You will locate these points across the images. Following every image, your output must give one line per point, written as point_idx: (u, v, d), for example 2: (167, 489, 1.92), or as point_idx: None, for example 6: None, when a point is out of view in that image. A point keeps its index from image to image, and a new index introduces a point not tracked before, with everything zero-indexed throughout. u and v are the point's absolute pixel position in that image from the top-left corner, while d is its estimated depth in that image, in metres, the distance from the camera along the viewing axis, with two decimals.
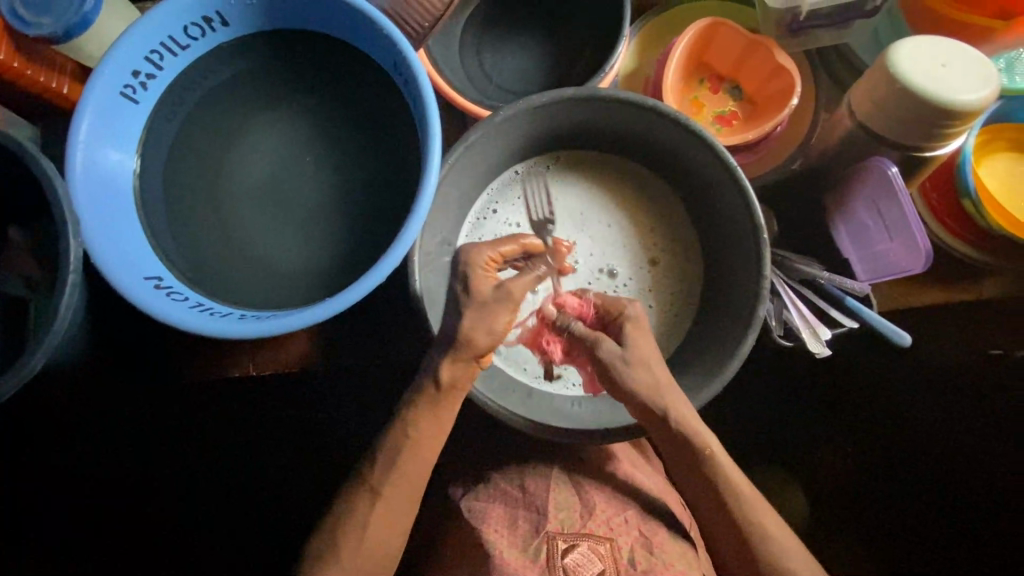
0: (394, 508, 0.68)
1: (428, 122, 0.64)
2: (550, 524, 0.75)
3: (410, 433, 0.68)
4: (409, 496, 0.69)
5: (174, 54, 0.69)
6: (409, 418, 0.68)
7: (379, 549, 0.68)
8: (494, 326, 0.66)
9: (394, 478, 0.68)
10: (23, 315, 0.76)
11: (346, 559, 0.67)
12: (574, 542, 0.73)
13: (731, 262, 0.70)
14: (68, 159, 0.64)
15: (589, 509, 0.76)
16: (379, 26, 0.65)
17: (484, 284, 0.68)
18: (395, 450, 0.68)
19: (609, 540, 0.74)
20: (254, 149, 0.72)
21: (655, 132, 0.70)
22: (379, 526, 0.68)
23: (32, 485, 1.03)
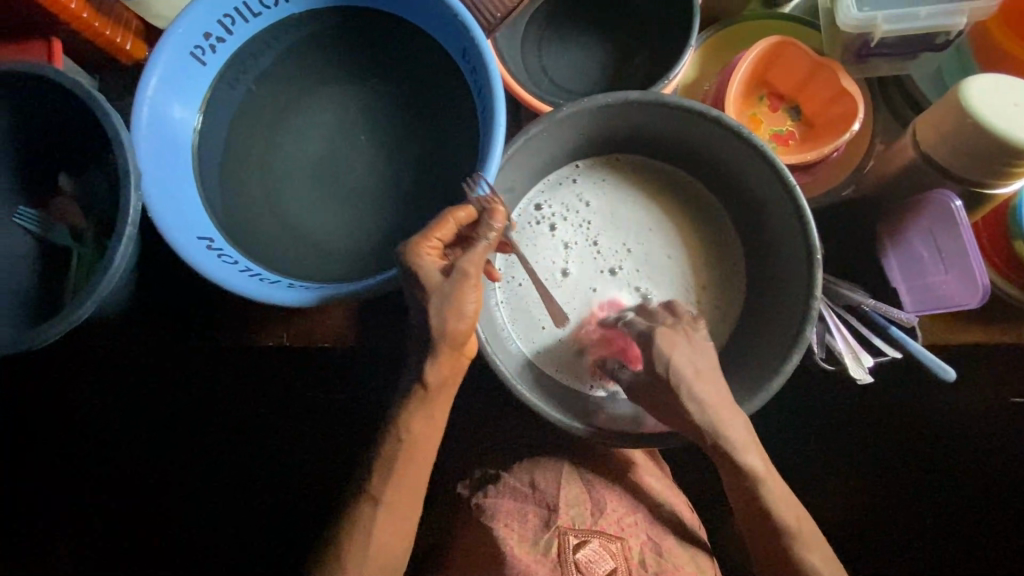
0: (401, 506, 0.68)
1: (494, 110, 0.64)
2: (561, 518, 0.75)
3: (402, 437, 0.66)
4: (410, 500, 0.68)
5: (245, 20, 0.70)
6: (403, 424, 0.65)
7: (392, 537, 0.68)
8: (464, 313, 0.60)
9: (402, 482, 0.67)
10: (65, 263, 0.76)
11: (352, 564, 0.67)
12: (586, 538, 0.74)
13: (779, 281, 0.69)
14: (134, 112, 0.64)
15: (600, 508, 0.77)
16: (453, 11, 0.66)
17: (436, 277, 0.60)
18: (391, 459, 0.67)
19: (620, 538, 0.75)
20: (310, 122, 0.73)
21: (713, 144, 0.70)
22: (386, 518, 0.67)
23: (31, 484, 1.08)
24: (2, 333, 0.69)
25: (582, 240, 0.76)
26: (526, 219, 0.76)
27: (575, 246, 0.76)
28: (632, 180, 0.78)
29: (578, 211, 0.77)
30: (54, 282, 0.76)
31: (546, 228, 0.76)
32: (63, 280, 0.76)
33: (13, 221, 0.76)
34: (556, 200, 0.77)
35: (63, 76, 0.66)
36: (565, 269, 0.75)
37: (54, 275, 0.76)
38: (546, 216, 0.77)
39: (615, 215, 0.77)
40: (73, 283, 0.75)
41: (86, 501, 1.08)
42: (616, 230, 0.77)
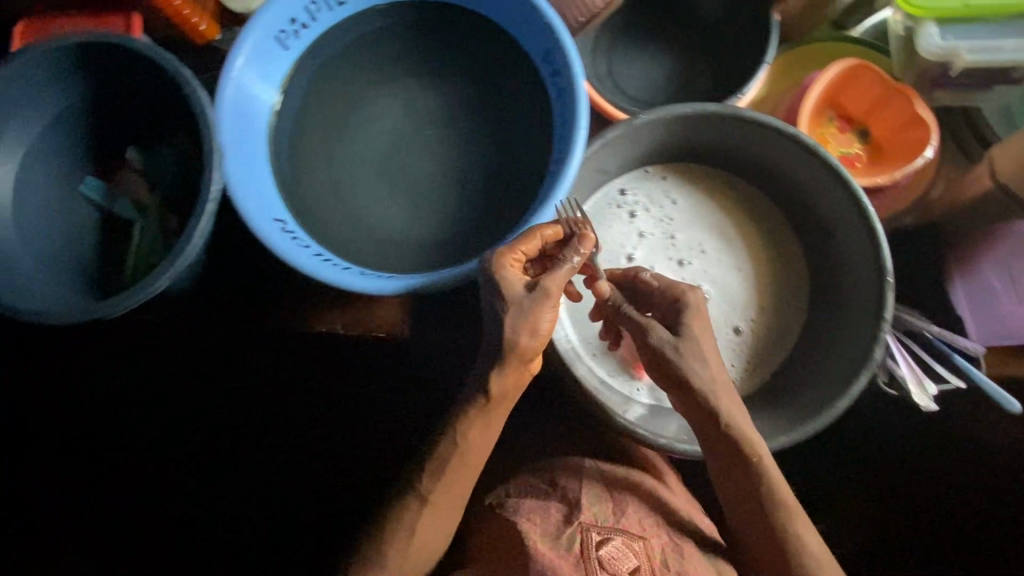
0: (445, 504, 0.66)
1: (576, 111, 0.64)
2: (582, 516, 0.69)
3: (457, 442, 0.64)
4: (453, 504, 0.67)
5: (330, 8, 0.70)
6: (457, 431, 0.63)
7: (428, 538, 0.67)
8: (539, 330, 0.59)
9: (444, 483, 0.65)
10: (126, 234, 0.76)
11: (388, 558, 0.66)
12: (607, 535, 0.68)
13: (846, 303, 0.69)
14: (219, 90, 0.65)
15: (623, 508, 0.71)
16: (541, 13, 0.66)
17: (517, 291, 0.59)
18: (437, 465, 0.65)
19: (643, 538, 0.68)
20: (382, 112, 0.73)
21: (781, 159, 0.71)
22: (432, 518, 0.66)
23: (31, 485, 1.04)
24: (66, 300, 0.69)
25: (659, 234, 0.75)
26: (609, 197, 0.75)
27: (650, 237, 0.75)
28: (713, 188, 0.78)
29: (659, 202, 0.76)
30: (115, 257, 0.75)
31: (626, 214, 0.75)
32: (122, 253, 0.75)
33: (78, 192, 0.75)
34: (643, 190, 0.76)
35: (148, 49, 0.66)
36: (631, 257, 0.74)
37: (114, 247, 0.75)
38: (629, 203, 0.76)
39: (698, 218, 0.76)
40: (134, 256, 0.74)
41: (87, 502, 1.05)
42: (694, 231, 0.76)
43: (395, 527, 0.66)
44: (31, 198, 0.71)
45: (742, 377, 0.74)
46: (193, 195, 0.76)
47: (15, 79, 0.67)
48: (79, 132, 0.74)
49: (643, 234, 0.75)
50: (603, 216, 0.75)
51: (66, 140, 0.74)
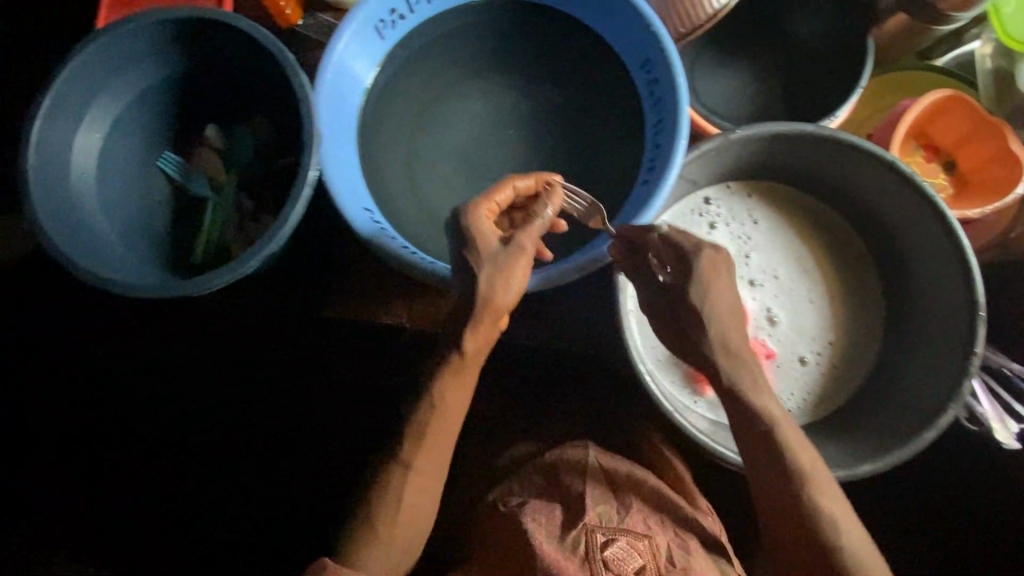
0: (425, 480, 0.59)
1: (677, 121, 0.64)
2: (585, 515, 0.63)
3: (435, 404, 0.58)
4: (432, 474, 0.60)
5: (429, 1, 0.70)
6: (434, 393, 0.58)
7: (415, 513, 0.60)
8: (513, 284, 0.55)
9: (425, 446, 0.59)
10: (200, 212, 0.74)
11: (378, 529, 0.58)
12: (612, 536, 0.62)
13: (931, 337, 0.68)
14: (319, 75, 0.64)
15: (626, 507, 0.65)
16: (646, 21, 0.65)
17: (492, 243, 0.55)
18: (420, 433, 0.59)
19: (648, 537, 0.63)
20: (468, 109, 0.73)
21: (866, 185, 0.70)
22: (412, 490, 0.59)
23: (31, 484, 0.92)
24: (143, 272, 0.67)
25: (736, 249, 0.74)
26: (690, 206, 0.75)
27: (725, 252, 0.74)
28: (793, 213, 0.76)
29: (738, 219, 0.75)
30: (186, 233, 0.74)
31: (705, 224, 0.74)
32: (194, 230, 0.74)
33: (157, 166, 0.74)
34: (725, 203, 0.75)
35: (254, 32, 0.66)
36: None
37: (187, 224, 0.74)
38: (710, 213, 0.75)
39: (777, 242, 0.75)
40: (207, 234, 0.73)
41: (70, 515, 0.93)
42: (769, 253, 0.75)
43: (380, 498, 0.59)
44: (114, 169, 0.71)
45: (813, 402, 0.73)
46: (273, 178, 0.75)
47: (116, 48, 0.67)
48: (165, 106, 0.74)
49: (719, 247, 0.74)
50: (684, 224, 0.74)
51: (151, 113, 0.73)
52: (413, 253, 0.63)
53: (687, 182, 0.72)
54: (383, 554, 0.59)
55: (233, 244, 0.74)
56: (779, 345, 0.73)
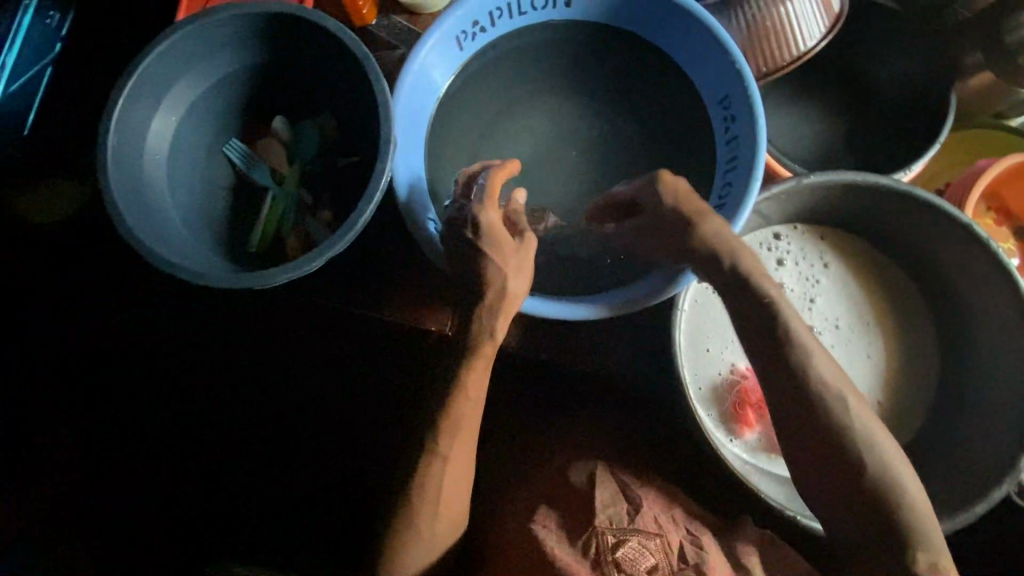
0: (454, 470, 0.61)
1: (753, 160, 0.63)
2: (595, 518, 0.61)
3: (468, 393, 0.59)
4: (463, 465, 0.62)
5: (512, 16, 0.70)
6: (466, 386, 0.59)
7: (451, 507, 0.62)
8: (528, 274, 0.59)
9: (459, 436, 0.60)
10: (259, 202, 0.75)
11: (423, 523, 0.61)
12: (622, 536, 0.60)
13: (990, 408, 0.66)
14: (398, 79, 0.64)
15: (636, 507, 0.64)
16: (731, 56, 0.64)
17: (511, 243, 0.57)
18: (454, 428, 0.60)
19: (660, 535, 0.62)
20: (537, 126, 0.73)
21: (937, 244, 0.69)
22: (448, 493, 0.61)
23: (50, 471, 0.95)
24: (201, 259, 0.68)
25: (800, 291, 0.73)
26: (757, 241, 0.73)
27: (789, 291, 0.73)
28: (861, 263, 0.75)
29: (805, 259, 0.74)
30: (244, 221, 0.74)
31: (773, 260, 0.73)
32: (251, 220, 0.74)
33: (223, 153, 0.74)
34: (797, 242, 0.74)
35: (340, 33, 0.67)
36: None
37: (244, 213, 0.75)
38: (779, 249, 0.74)
39: (843, 289, 0.74)
40: (265, 225, 0.74)
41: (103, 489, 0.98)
42: (833, 298, 0.73)
43: (421, 491, 0.60)
44: (185, 152, 0.72)
45: None
46: (334, 176, 0.76)
47: (201, 35, 0.67)
48: (239, 95, 0.74)
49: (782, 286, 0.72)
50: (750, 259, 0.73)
51: (225, 101, 0.74)
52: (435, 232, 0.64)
53: (757, 217, 0.71)
54: (427, 546, 0.62)
55: (290, 237, 0.74)
56: None
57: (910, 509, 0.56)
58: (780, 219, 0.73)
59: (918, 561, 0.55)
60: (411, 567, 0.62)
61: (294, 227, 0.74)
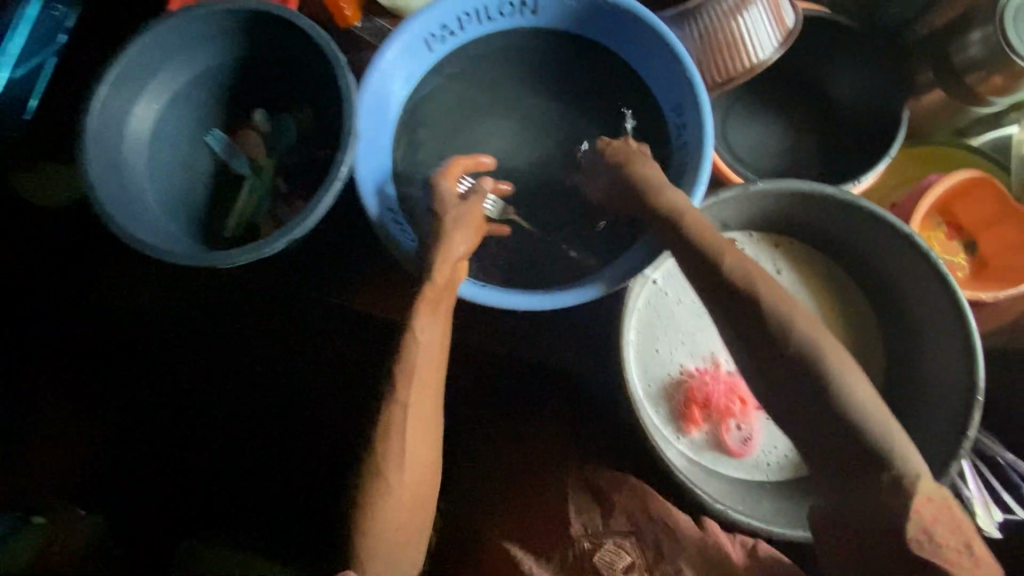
0: (419, 420, 0.59)
1: (700, 165, 0.65)
2: (570, 527, 0.65)
3: (419, 337, 0.60)
4: (425, 419, 0.59)
5: (479, 21, 0.73)
6: (416, 329, 0.60)
7: (417, 465, 0.59)
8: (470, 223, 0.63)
9: (417, 383, 0.59)
10: (235, 190, 0.78)
11: (390, 479, 0.58)
12: (598, 540, 0.63)
13: (928, 417, 0.68)
14: (364, 77, 0.67)
15: (609, 509, 0.66)
16: (684, 66, 0.66)
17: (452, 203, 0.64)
18: (410, 371, 0.59)
19: (636, 534, 0.64)
20: (501, 126, 0.75)
21: (882, 254, 0.71)
22: (412, 448, 0.59)
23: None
24: (174, 239, 0.71)
25: None
26: None
27: None
28: (814, 271, 0.77)
29: (757, 265, 0.76)
30: (221, 208, 0.78)
31: None
32: (228, 206, 0.78)
33: (203, 141, 0.78)
34: (751, 248, 0.77)
35: (311, 30, 0.70)
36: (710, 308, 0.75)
37: (221, 199, 0.78)
38: None
39: (795, 297, 0.76)
40: (240, 211, 0.77)
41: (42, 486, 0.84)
42: None
43: (385, 445, 0.58)
44: (165, 140, 0.76)
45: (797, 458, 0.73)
46: (308, 168, 0.79)
47: (182, 29, 0.71)
48: (220, 87, 0.78)
49: None
50: None
51: (207, 92, 0.78)
52: (394, 223, 0.67)
53: (710, 222, 0.73)
54: (396, 512, 0.58)
55: (263, 224, 0.77)
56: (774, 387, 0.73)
57: (867, 427, 0.50)
58: (734, 225, 0.76)
59: (883, 482, 0.48)
60: (383, 537, 0.58)
61: (268, 215, 0.78)
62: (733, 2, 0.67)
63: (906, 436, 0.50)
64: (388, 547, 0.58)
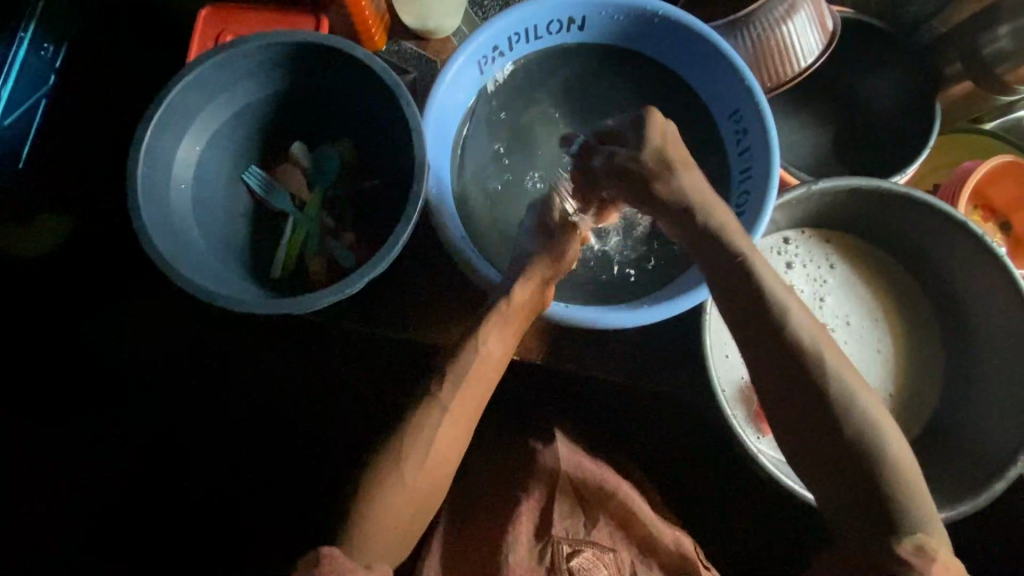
0: (457, 422, 0.58)
1: (768, 168, 0.66)
2: (552, 528, 0.67)
3: (479, 349, 0.60)
4: (458, 430, 0.58)
5: (526, 41, 0.73)
6: (478, 341, 0.60)
7: (437, 467, 0.57)
8: (564, 248, 0.65)
9: (464, 389, 0.58)
10: (281, 226, 0.76)
11: (406, 473, 0.56)
12: (576, 547, 0.66)
13: (996, 393, 0.71)
14: (426, 104, 0.67)
15: (593, 521, 0.69)
16: (739, 74, 0.67)
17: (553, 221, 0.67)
18: (463, 371, 0.59)
19: (613, 550, 0.68)
20: (556, 143, 0.75)
21: (934, 241, 0.73)
22: (442, 447, 0.57)
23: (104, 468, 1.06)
24: (223, 281, 0.67)
25: (811, 291, 0.77)
26: (769, 246, 0.77)
27: (801, 293, 0.77)
28: (865, 263, 0.79)
29: (813, 261, 0.78)
30: (266, 246, 0.75)
31: (784, 263, 0.77)
32: (273, 244, 0.75)
33: (241, 179, 0.75)
34: (804, 245, 0.78)
35: (369, 60, 0.68)
36: None
37: (267, 239, 0.75)
38: (788, 253, 0.78)
39: (851, 288, 0.78)
40: (290, 250, 0.74)
41: (113, 471, 1.06)
42: (841, 297, 0.78)
43: (413, 441, 0.56)
44: (208, 180, 0.72)
45: None
46: (356, 199, 0.77)
47: (223, 66, 0.68)
48: (258, 121, 0.75)
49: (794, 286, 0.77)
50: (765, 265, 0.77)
51: (246, 127, 0.74)
52: (476, 255, 0.66)
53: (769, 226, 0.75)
54: (403, 502, 0.56)
55: (312, 260, 0.74)
56: None
57: (907, 506, 0.51)
58: (787, 225, 0.78)
59: (903, 542, 0.50)
60: (380, 523, 0.55)
61: (319, 251, 0.75)
62: (781, 9, 0.69)
63: (938, 522, 0.52)
64: (384, 540, 0.56)
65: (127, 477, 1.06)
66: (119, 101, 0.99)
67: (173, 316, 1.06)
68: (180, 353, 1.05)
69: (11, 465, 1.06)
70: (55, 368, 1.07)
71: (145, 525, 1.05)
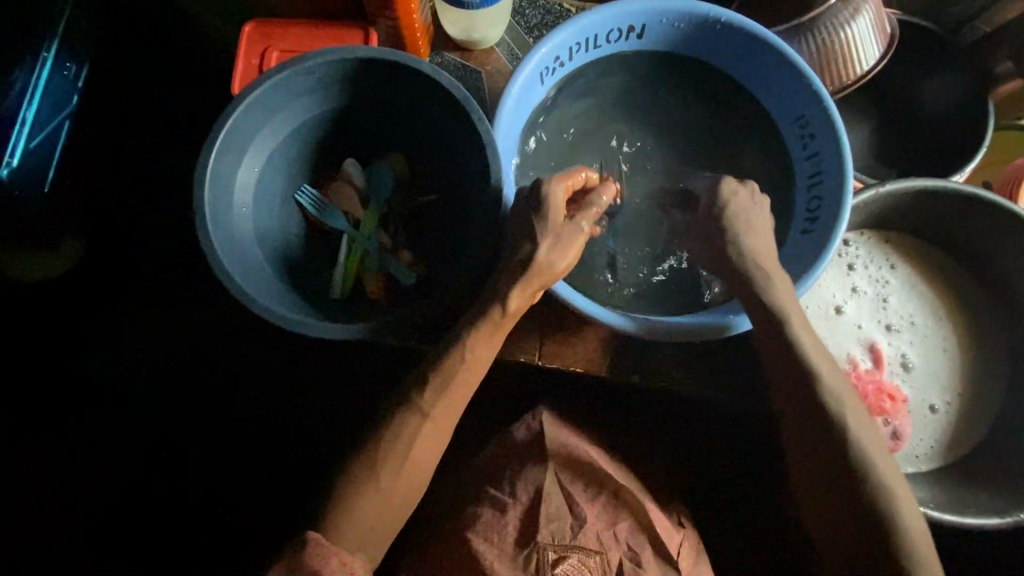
0: (436, 424, 0.60)
1: (840, 172, 0.66)
2: (539, 533, 0.64)
3: (465, 356, 0.60)
4: (438, 436, 0.61)
5: (586, 50, 0.71)
6: (466, 346, 0.60)
7: (415, 467, 0.60)
8: (568, 251, 0.61)
9: (446, 393, 0.60)
10: (335, 241, 0.74)
11: (384, 472, 0.59)
12: (564, 552, 0.63)
13: None
14: (495, 118, 0.65)
15: (580, 521, 0.66)
16: (806, 79, 0.67)
17: (560, 218, 0.62)
18: (447, 380, 0.60)
19: (600, 553, 0.64)
20: (618, 153, 0.75)
21: (993, 240, 0.74)
22: (420, 456, 0.60)
23: (103, 471, 1.01)
24: (286, 303, 0.65)
25: (873, 293, 0.77)
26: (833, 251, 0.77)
27: (864, 294, 0.77)
28: (921, 262, 0.79)
29: (874, 263, 0.78)
30: (322, 265, 0.73)
31: (845, 265, 0.77)
32: (330, 263, 0.74)
33: (295, 199, 0.73)
34: (863, 246, 0.78)
35: (435, 75, 0.65)
36: (840, 310, 0.76)
37: (325, 259, 0.74)
38: (849, 255, 0.78)
39: (910, 288, 0.78)
40: (349, 271, 0.72)
41: (111, 476, 1.01)
42: (903, 297, 0.78)
43: (393, 443, 0.59)
44: (263, 203, 0.70)
45: (942, 451, 0.75)
46: (409, 214, 0.76)
47: (283, 84, 0.66)
48: (311, 137, 0.73)
49: (860, 288, 0.77)
50: (830, 269, 0.77)
51: (298, 145, 0.72)
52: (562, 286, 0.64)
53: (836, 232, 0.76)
54: (381, 501, 0.58)
55: (370, 278, 0.72)
56: (915, 386, 0.76)
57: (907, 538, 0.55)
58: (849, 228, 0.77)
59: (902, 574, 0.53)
60: (355, 528, 0.57)
61: (379, 271, 0.72)
62: (846, 12, 0.69)
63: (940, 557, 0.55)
64: (363, 530, 0.58)
65: (127, 477, 1.01)
66: (118, 102, 0.99)
67: (196, 317, 1.01)
68: (180, 353, 1.01)
69: (11, 465, 1.00)
70: (51, 365, 1.00)
71: (146, 525, 1.00)
